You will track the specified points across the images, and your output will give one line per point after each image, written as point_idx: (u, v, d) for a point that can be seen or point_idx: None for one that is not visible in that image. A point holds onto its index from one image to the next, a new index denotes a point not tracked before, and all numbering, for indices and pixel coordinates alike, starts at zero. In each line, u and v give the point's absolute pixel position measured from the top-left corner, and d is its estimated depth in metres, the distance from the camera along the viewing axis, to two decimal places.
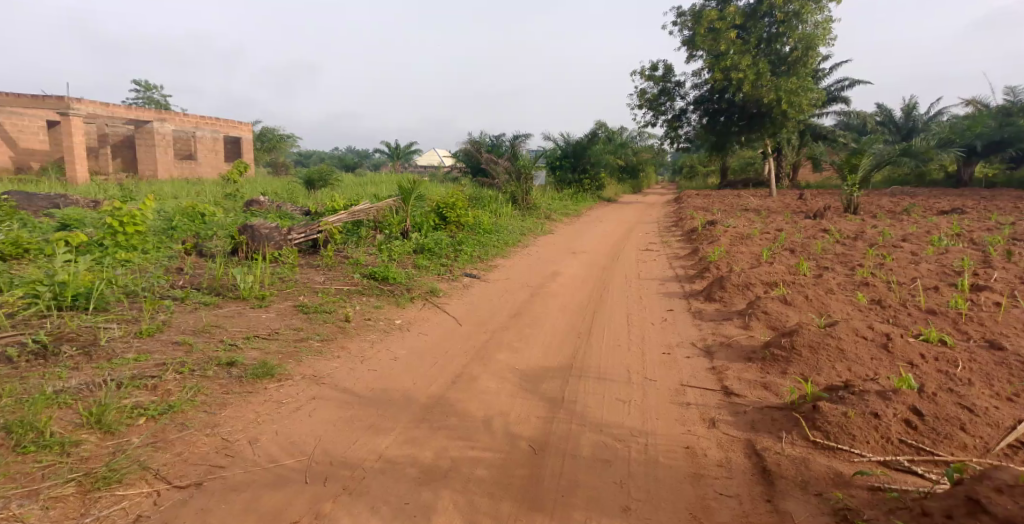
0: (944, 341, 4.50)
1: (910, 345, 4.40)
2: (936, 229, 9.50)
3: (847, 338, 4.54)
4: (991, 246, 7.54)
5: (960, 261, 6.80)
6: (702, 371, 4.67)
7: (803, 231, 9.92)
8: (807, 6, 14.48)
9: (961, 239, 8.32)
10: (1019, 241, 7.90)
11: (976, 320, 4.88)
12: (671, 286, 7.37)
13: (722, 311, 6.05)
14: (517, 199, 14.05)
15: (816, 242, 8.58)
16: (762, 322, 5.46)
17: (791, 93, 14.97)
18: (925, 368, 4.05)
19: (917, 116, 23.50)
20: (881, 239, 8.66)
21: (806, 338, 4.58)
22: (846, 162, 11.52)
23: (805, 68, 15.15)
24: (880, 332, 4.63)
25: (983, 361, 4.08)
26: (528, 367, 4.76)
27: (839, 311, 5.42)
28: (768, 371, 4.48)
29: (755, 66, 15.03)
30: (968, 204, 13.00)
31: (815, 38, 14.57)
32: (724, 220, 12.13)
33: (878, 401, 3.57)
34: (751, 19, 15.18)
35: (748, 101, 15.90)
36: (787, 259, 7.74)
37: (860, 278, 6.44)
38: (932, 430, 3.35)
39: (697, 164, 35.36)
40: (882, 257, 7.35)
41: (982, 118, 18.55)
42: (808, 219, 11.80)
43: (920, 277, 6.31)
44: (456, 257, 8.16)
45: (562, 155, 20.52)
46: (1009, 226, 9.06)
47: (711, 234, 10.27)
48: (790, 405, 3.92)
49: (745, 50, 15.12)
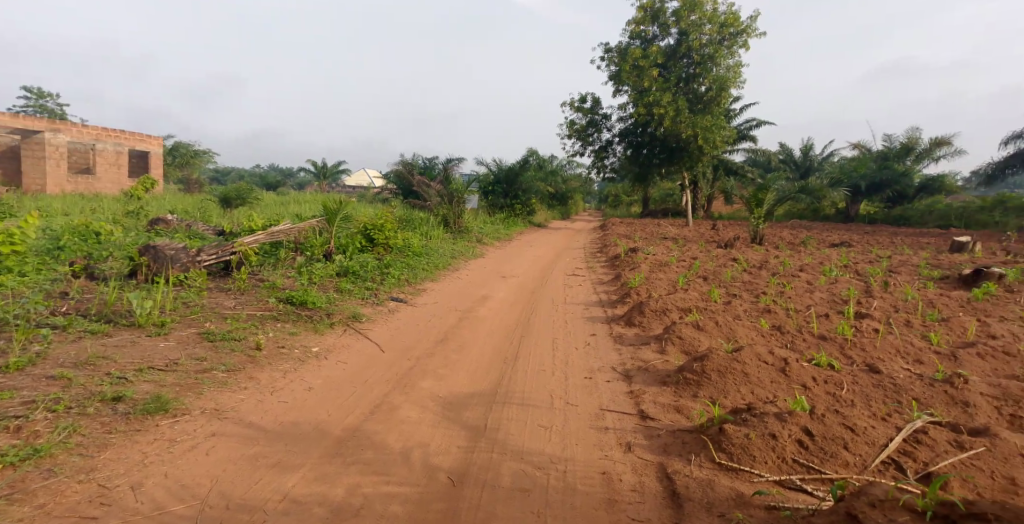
0: (831, 365, 4.77)
1: (804, 368, 4.63)
2: (828, 260, 10.21)
3: (751, 362, 4.73)
4: (872, 277, 8.20)
5: (847, 290, 7.33)
6: (621, 395, 4.72)
7: (715, 260, 10.44)
8: (720, 51, 15.40)
9: (847, 270, 9.02)
10: (895, 272, 8.64)
11: (858, 346, 5.23)
12: (595, 311, 7.49)
13: (640, 336, 6.18)
14: (449, 221, 14.05)
15: (726, 271, 9.03)
16: (676, 346, 5.62)
17: (706, 130, 15.80)
18: (816, 390, 4.28)
19: (814, 157, 25.40)
20: (781, 268, 9.24)
21: (715, 362, 4.72)
22: (753, 196, 12.21)
23: (719, 107, 15.98)
24: (779, 357, 4.85)
25: (864, 383, 4.35)
26: (450, 394, 4.64)
27: (744, 336, 5.67)
28: (681, 395, 4.59)
29: (674, 103, 15.79)
30: (857, 238, 14.20)
31: (727, 80, 15.48)
32: (646, 247, 12.58)
33: (775, 422, 3.72)
34: (671, 59, 15.98)
35: (668, 136, 16.64)
36: (700, 286, 8.08)
37: (763, 305, 6.78)
38: (821, 449, 3.51)
39: (621, 194, 36.92)
40: (783, 285, 7.83)
41: (866, 160, 20.42)
42: (719, 248, 12.43)
43: (813, 304, 6.75)
44: (382, 281, 7.94)
45: (494, 181, 20.54)
46: (887, 259, 9.93)
47: (632, 261, 10.60)
48: (699, 428, 4.00)
49: (666, 87, 15.86)
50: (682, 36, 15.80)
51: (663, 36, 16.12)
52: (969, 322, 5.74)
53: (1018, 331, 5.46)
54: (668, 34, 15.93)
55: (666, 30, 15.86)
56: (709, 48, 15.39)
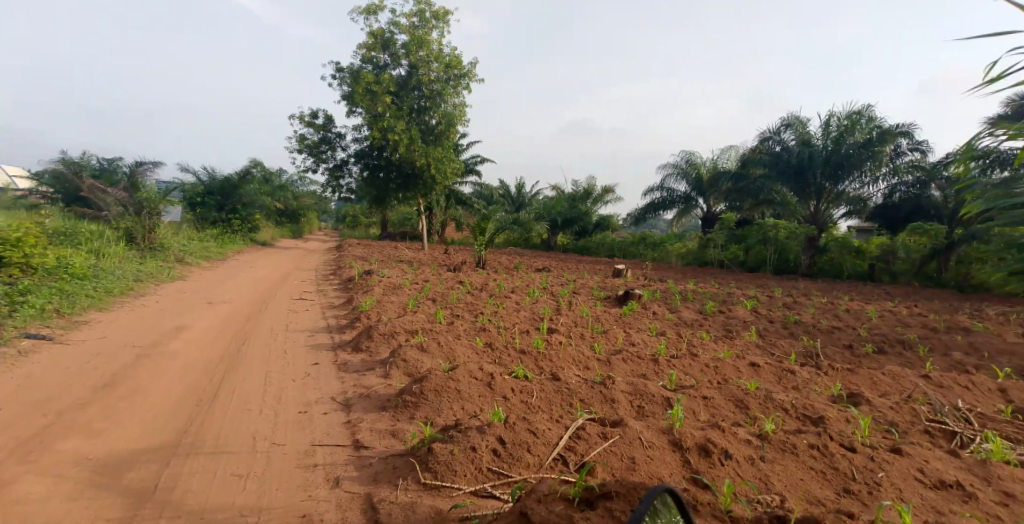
0: (526, 377, 5.40)
1: (505, 381, 5.16)
2: (533, 283, 11.61)
3: (465, 379, 5.07)
4: (561, 298, 9.63)
5: (544, 308, 8.47)
6: (336, 426, 4.61)
7: (443, 282, 10.99)
8: (447, 88, 16.40)
9: (546, 292, 10.40)
10: (576, 293, 10.26)
11: (548, 357, 6.02)
12: (321, 337, 7.20)
13: (366, 362, 6.12)
14: (135, 236, 12.01)
15: (452, 293, 9.56)
16: (399, 369, 5.71)
17: (438, 161, 16.77)
18: (513, 401, 4.80)
19: (524, 193, 28.54)
20: (498, 290, 10.19)
21: (433, 382, 4.95)
22: (477, 226, 13.23)
23: (447, 140, 17.12)
24: (487, 372, 5.31)
25: (547, 389, 5.04)
26: (105, 453, 3.96)
27: (462, 355, 6.05)
28: (399, 418, 4.69)
29: (408, 131, 16.18)
30: (561, 265, 16.30)
31: (455, 117, 16.59)
32: (380, 270, 12.59)
33: (476, 435, 4.05)
34: (403, 89, 16.31)
35: (403, 162, 16.96)
36: (427, 308, 8.40)
37: (480, 325, 7.34)
38: (510, 455, 3.95)
39: (358, 215, 36.52)
40: (497, 305, 8.62)
41: (560, 202, 24.03)
42: (449, 272, 13.14)
43: (519, 322, 7.60)
44: (11, 312, 6.39)
45: (206, 192, 18.58)
46: (573, 283, 11.73)
47: (366, 284, 10.50)
48: (410, 450, 4.14)
49: (399, 115, 16.14)
50: (412, 68, 16.31)
51: (394, 65, 16.45)
52: (620, 333, 7.09)
53: (649, 339, 6.91)
54: (400, 65, 16.33)
55: (398, 61, 16.22)
56: (438, 84, 16.26)
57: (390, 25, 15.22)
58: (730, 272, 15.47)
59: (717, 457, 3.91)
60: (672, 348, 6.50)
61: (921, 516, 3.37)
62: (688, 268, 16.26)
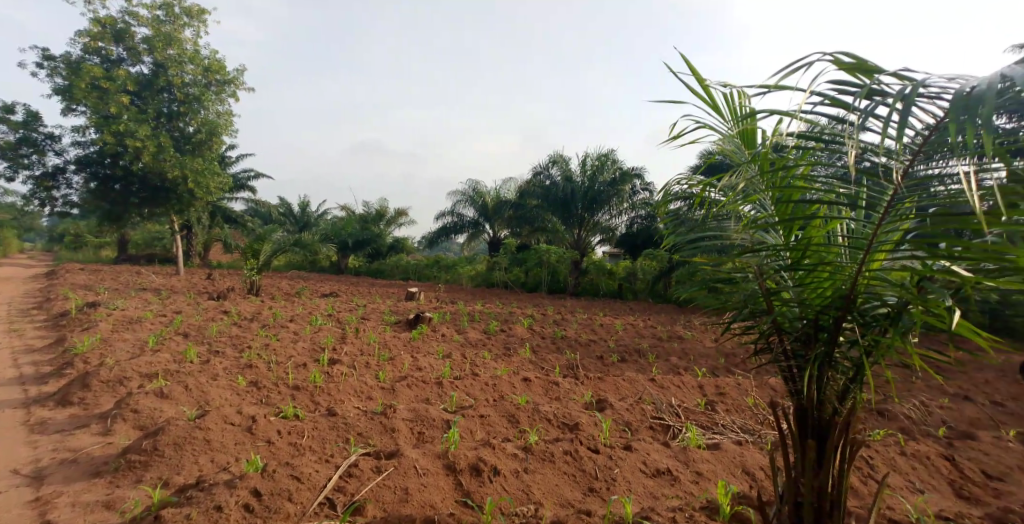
0: (298, 415, 4.98)
1: (270, 424, 4.70)
2: (316, 309, 10.33)
3: (216, 427, 4.53)
4: (348, 324, 8.74)
5: (326, 338, 7.60)
6: (17, 507, 3.77)
7: (202, 313, 9.11)
8: (207, 94, 13.33)
9: (331, 318, 9.31)
10: (367, 318, 9.47)
11: (326, 391, 5.61)
12: (11, 391, 5.77)
13: (76, 418, 5.04)
14: None
15: (211, 325, 8.05)
16: (126, 424, 4.79)
17: (198, 175, 13.33)
18: (280, 443, 4.44)
19: (310, 213, 27.44)
20: (273, 318, 8.80)
21: (172, 435, 4.32)
22: (249, 247, 11.60)
23: (210, 152, 13.82)
24: (247, 416, 4.82)
25: (321, 427, 4.75)
26: None
27: (217, 399, 5.21)
28: (119, 483, 3.97)
29: (157, 137, 12.69)
30: (344, 288, 15.18)
31: (219, 126, 13.52)
32: (108, 301, 10.01)
33: (223, 491, 3.71)
34: (146, 89, 12.77)
35: (149, 172, 13.05)
36: (175, 346, 6.92)
37: (245, 361, 6.37)
38: (266, 507, 3.66)
39: (83, 232, 29.42)
40: (269, 337, 7.49)
41: (350, 222, 23.36)
42: (212, 300, 10.72)
43: (295, 356, 6.70)
44: None
45: None
46: (364, 307, 10.74)
47: (86, 320, 8.33)
48: (129, 521, 3.58)
49: (141, 119, 12.53)
50: (159, 66, 12.92)
51: (132, 60, 12.80)
52: (406, 359, 6.89)
53: (436, 363, 6.89)
54: (139, 62, 12.86)
55: (136, 57, 12.78)
56: (194, 88, 13.18)
57: (125, 14, 12.99)
58: (512, 293, 16.45)
59: (486, 474, 4.13)
60: (456, 371, 6.62)
61: (642, 503, 3.97)
62: (476, 290, 16.80)
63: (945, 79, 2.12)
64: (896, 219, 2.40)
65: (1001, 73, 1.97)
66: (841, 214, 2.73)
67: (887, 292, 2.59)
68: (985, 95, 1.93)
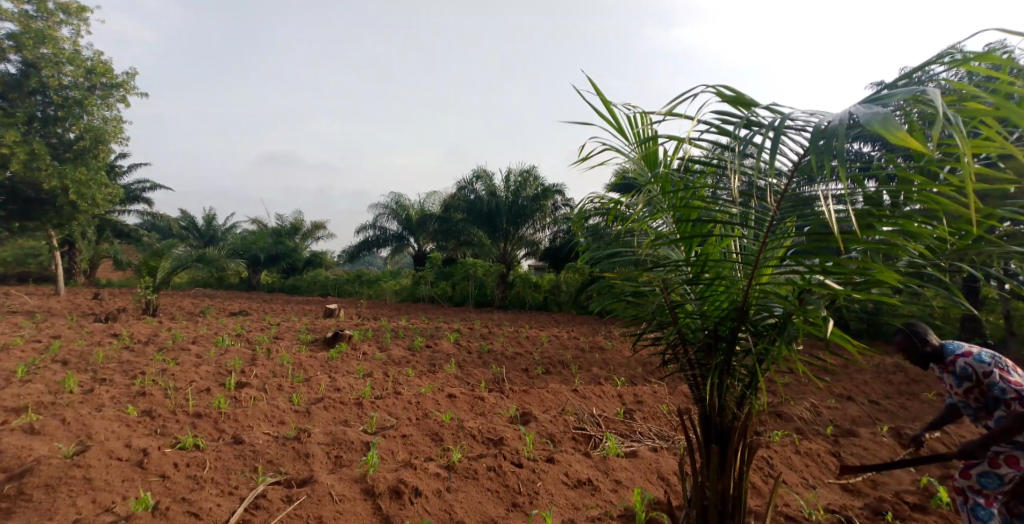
0: (197, 445, 4.61)
1: (165, 456, 4.34)
2: (222, 329, 9.68)
3: (99, 464, 4.12)
4: (259, 344, 8.30)
5: (234, 360, 7.15)
6: None
7: (87, 336, 8.32)
8: (91, 98, 12.29)
9: (239, 339, 8.74)
10: (280, 338, 8.98)
11: (232, 417, 5.26)
12: None
13: None
14: None
15: (96, 350, 7.32)
16: None
17: (81, 185, 12.32)
18: (176, 477, 4.09)
19: (217, 227, 26.16)
20: (171, 341, 8.17)
21: (44, 477, 3.90)
22: (145, 263, 10.80)
23: (95, 160, 12.79)
24: (137, 449, 4.41)
25: (226, 456, 4.43)
26: None
27: (101, 431, 4.74)
28: None
29: (28, 144, 11.54)
30: (253, 306, 14.40)
31: (105, 133, 12.56)
32: None
33: None
34: (15, 90, 11.67)
35: (20, 183, 12.05)
36: (52, 375, 6.23)
37: (138, 388, 5.87)
38: None
39: None
40: (167, 362, 6.93)
41: (263, 236, 22.45)
42: (100, 321, 9.82)
43: (196, 380, 6.24)
44: None
45: None
46: (276, 326, 10.21)
47: None
48: None
49: (8, 123, 11.34)
50: (28, 66, 11.80)
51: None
52: (323, 379, 6.58)
53: (355, 382, 6.62)
54: (5, 61, 11.73)
55: (0, 55, 11.64)
56: (75, 91, 12.10)
57: None
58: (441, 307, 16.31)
59: (407, 496, 3.96)
60: (377, 390, 6.38)
61: (564, 514, 3.92)
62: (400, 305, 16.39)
63: (807, 113, 2.23)
64: (777, 238, 2.53)
65: (849, 109, 2.09)
66: (732, 232, 2.84)
67: (774, 304, 2.72)
68: (838, 130, 2.03)
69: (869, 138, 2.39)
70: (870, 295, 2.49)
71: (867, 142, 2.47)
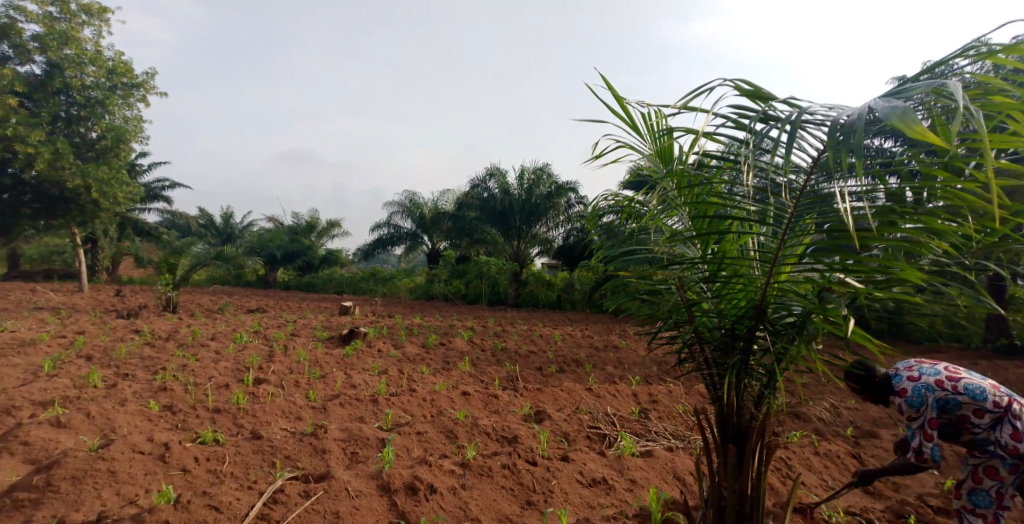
0: (217, 440, 4.67)
1: (186, 450, 4.40)
2: (240, 326, 9.78)
3: (122, 457, 4.20)
4: (276, 341, 8.38)
5: (252, 357, 7.24)
6: None
7: (110, 332, 8.48)
8: (112, 98, 12.49)
9: (257, 335, 8.83)
10: (296, 335, 9.06)
11: (250, 413, 5.32)
12: None
13: None
14: None
15: (118, 346, 7.44)
16: (16, 457, 4.28)
17: (102, 183, 12.51)
18: (196, 471, 4.15)
19: (234, 224, 26.44)
20: (191, 337, 8.26)
21: (69, 469, 3.97)
22: (164, 261, 10.93)
23: (117, 159, 13.00)
24: (159, 443, 4.48)
25: (244, 451, 4.49)
26: None
27: (124, 425, 4.83)
28: None
29: (52, 143, 11.73)
30: (270, 303, 14.51)
31: (126, 132, 12.75)
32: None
33: None
34: (39, 90, 11.85)
35: (43, 181, 12.22)
36: (76, 370, 6.35)
37: (159, 383, 5.96)
38: None
39: None
40: (187, 358, 7.02)
41: (279, 234, 22.69)
42: (121, 318, 9.92)
43: (216, 376, 6.33)
44: None
45: None
46: (292, 323, 10.30)
47: None
48: None
49: (33, 123, 11.53)
50: (52, 66, 11.99)
51: (20, 60, 11.89)
52: (340, 376, 6.63)
53: (371, 379, 6.67)
54: (29, 61, 11.93)
55: (25, 56, 11.84)
56: (97, 91, 12.30)
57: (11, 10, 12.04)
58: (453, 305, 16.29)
59: (423, 493, 3.99)
60: (392, 387, 6.41)
61: (579, 513, 3.93)
62: (414, 302, 16.45)
63: (826, 107, 2.21)
64: (796, 235, 2.51)
65: (867, 104, 2.07)
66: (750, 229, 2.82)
67: (793, 302, 2.70)
68: (857, 125, 2.01)
69: (889, 133, 2.36)
70: (890, 292, 2.48)
71: (886, 139, 2.44)
